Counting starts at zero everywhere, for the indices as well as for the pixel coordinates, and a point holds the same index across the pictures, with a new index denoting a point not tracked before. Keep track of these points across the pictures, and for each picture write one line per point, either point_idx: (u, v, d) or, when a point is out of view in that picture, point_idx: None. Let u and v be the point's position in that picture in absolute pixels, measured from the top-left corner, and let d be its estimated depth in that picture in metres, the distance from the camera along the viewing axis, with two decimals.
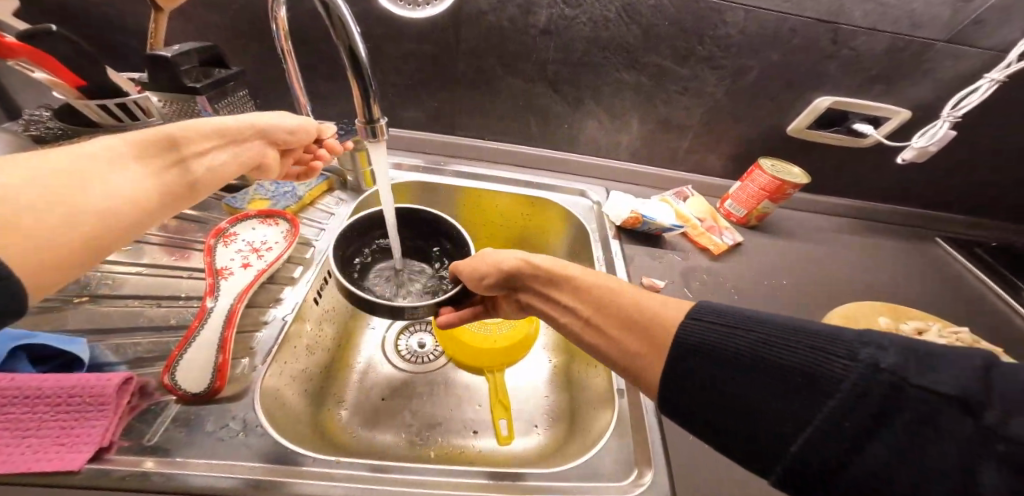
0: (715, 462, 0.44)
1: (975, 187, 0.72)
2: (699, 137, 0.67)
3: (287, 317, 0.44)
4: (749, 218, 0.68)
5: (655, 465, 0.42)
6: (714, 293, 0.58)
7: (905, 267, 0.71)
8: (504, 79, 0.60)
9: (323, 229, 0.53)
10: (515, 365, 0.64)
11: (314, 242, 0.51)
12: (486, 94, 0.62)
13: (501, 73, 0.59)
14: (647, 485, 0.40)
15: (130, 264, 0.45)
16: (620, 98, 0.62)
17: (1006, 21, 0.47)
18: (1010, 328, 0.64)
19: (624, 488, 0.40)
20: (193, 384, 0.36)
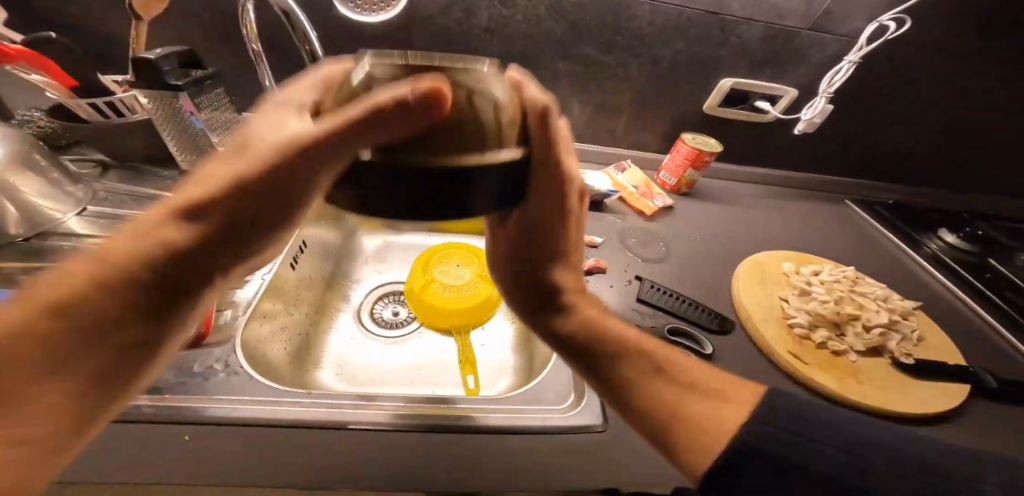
0: None
1: (868, 153, 0.84)
2: (633, 118, 0.76)
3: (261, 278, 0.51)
4: (679, 186, 0.78)
5: (590, 391, 0.46)
6: (647, 247, 0.67)
7: (816, 221, 0.82)
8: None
9: None
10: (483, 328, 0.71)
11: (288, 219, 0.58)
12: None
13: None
14: (583, 406, 0.44)
15: None
16: (560, 85, 0.71)
17: (850, 12, 0.59)
18: (899, 268, 0.76)
19: (560, 411, 0.44)
20: (189, 328, 0.45)
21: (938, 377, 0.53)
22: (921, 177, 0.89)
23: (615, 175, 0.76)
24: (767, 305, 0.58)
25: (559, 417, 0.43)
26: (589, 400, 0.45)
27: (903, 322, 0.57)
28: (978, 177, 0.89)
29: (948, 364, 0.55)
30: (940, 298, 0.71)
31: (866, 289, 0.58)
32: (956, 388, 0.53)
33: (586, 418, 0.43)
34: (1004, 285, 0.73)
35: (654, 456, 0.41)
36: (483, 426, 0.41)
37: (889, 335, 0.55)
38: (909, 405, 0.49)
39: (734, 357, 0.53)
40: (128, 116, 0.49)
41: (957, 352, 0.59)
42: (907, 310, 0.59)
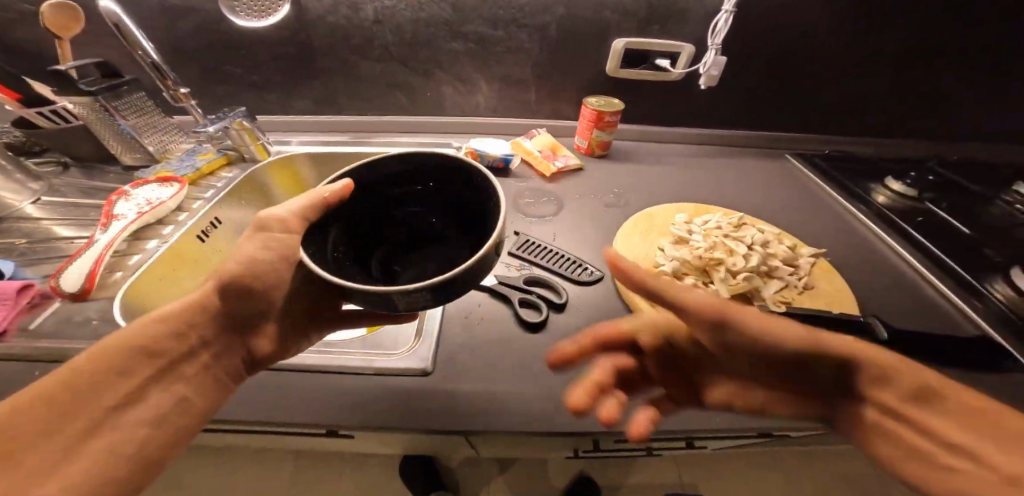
0: None
1: (804, 102, 0.79)
2: (540, 88, 0.78)
3: (163, 247, 0.55)
4: (592, 148, 0.77)
5: (427, 337, 0.47)
6: (540, 205, 0.66)
7: (747, 177, 0.78)
8: (360, 61, 0.74)
9: (215, 189, 0.66)
10: None
11: (203, 197, 0.64)
12: (351, 77, 0.76)
13: (355, 59, 0.73)
14: (411, 352, 0.45)
15: (65, 220, 0.57)
16: (460, 64, 0.74)
17: None
18: (832, 218, 0.71)
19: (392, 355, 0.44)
20: (66, 284, 0.45)
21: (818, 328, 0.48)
22: (872, 125, 0.83)
23: (523, 141, 0.76)
24: (642, 254, 0.56)
25: (387, 360, 0.44)
26: (421, 346, 0.45)
27: (784, 269, 0.53)
28: (935, 119, 0.82)
29: (835, 315, 0.49)
30: (870, 246, 0.66)
31: (745, 234, 0.56)
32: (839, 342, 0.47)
33: (415, 361, 0.44)
34: (939, 228, 0.67)
35: (470, 392, 0.42)
36: (306, 365, 0.42)
37: (764, 282, 0.52)
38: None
39: (598, 305, 0.52)
40: (70, 122, 0.60)
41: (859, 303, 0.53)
42: (793, 259, 0.55)
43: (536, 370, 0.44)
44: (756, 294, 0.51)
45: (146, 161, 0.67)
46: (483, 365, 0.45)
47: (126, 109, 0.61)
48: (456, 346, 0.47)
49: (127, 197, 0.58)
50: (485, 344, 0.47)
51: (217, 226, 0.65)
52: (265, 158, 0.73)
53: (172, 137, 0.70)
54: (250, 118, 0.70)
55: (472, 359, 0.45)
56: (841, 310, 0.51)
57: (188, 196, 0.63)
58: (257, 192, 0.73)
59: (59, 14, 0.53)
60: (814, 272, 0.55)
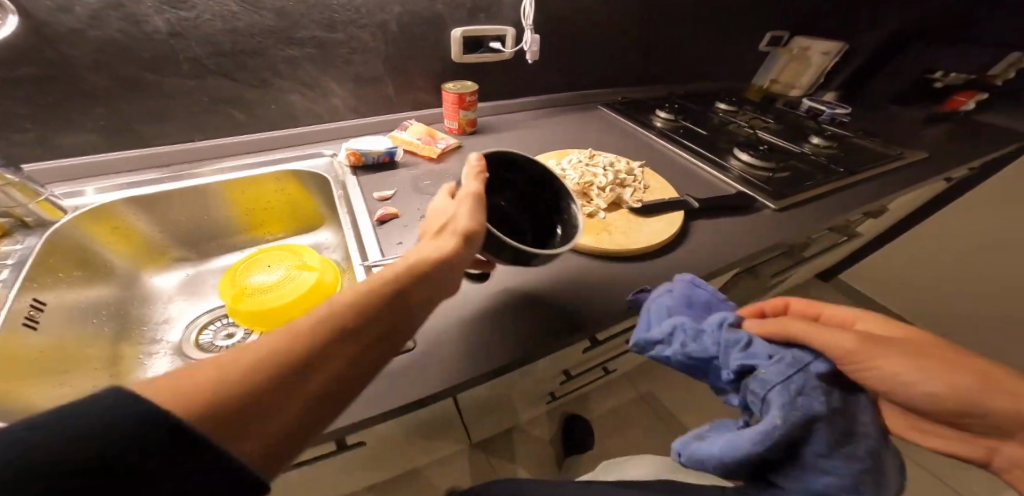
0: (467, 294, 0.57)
1: (598, 61, 1.04)
2: (396, 83, 0.81)
3: None
4: (462, 127, 0.86)
5: None
6: (437, 182, 0.72)
7: (584, 127, 1.00)
8: (167, 80, 0.63)
9: (8, 266, 0.51)
10: None
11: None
12: (160, 101, 0.64)
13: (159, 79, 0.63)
14: (391, 337, 0.48)
15: None
16: (303, 70, 0.71)
17: None
18: (636, 141, 0.98)
19: None
20: None
21: (662, 210, 0.68)
22: (643, 76, 1.15)
23: (398, 134, 0.79)
24: None
25: None
26: None
27: (628, 179, 0.73)
28: (676, 65, 1.18)
29: (667, 199, 0.70)
30: (667, 155, 0.93)
31: (595, 162, 0.74)
32: (675, 216, 0.68)
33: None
34: (691, 133, 1.00)
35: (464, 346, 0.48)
36: None
37: (621, 189, 0.70)
38: (642, 235, 0.62)
39: None
40: None
41: (673, 190, 0.76)
42: (632, 173, 0.76)
43: (501, 304, 0.53)
44: (618, 201, 0.69)
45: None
46: (459, 325, 0.49)
47: None
48: (426, 321, 0.50)
49: None
50: (446, 303, 0.52)
51: (42, 308, 0.53)
52: (61, 216, 0.57)
53: None
54: (15, 170, 0.54)
55: (447, 325, 0.49)
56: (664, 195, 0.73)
57: None
58: (79, 256, 0.60)
59: None
60: (643, 176, 0.77)
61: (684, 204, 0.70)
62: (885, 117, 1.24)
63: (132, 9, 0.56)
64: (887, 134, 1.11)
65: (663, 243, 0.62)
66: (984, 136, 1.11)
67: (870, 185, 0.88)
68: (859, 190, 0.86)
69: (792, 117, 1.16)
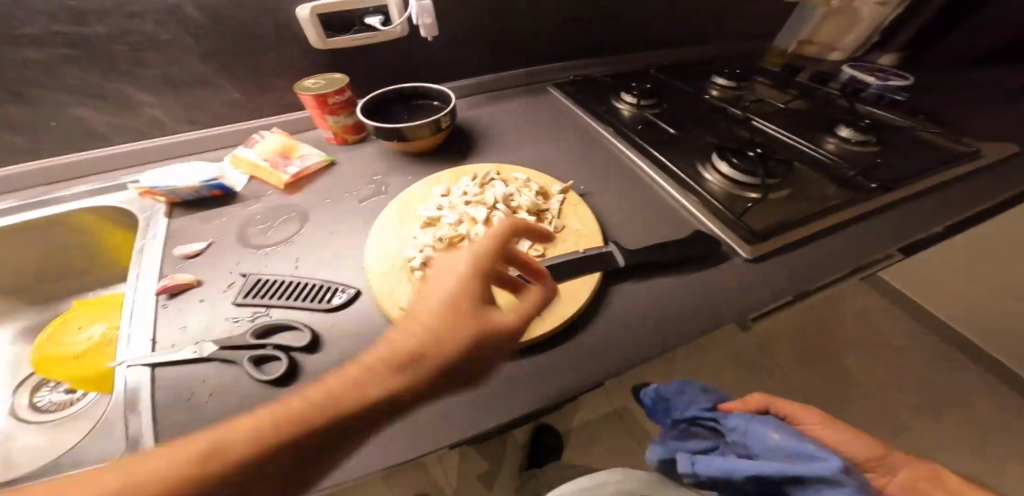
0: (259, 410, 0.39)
1: (535, 26, 0.77)
2: (236, 83, 0.61)
3: None
4: (340, 136, 0.66)
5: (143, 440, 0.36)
6: (273, 225, 0.55)
7: (520, 118, 0.76)
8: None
9: None
10: None
11: None
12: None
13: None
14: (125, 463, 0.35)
15: None
16: (75, 79, 0.53)
17: None
18: (582, 141, 0.72)
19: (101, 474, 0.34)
20: None
21: (567, 272, 0.48)
22: (607, 40, 0.87)
23: (241, 154, 0.61)
24: (393, 251, 0.49)
25: None
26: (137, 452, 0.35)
27: (532, 218, 0.52)
28: (653, 22, 0.88)
29: (580, 253, 0.50)
30: (617, 162, 0.68)
31: (489, 192, 0.53)
32: (585, 282, 0.48)
33: None
34: (654, 130, 0.73)
35: None
36: None
37: (515, 240, 0.50)
38: (522, 322, 0.44)
39: (351, 323, 0.45)
40: None
41: (601, 227, 0.55)
42: (542, 207, 0.54)
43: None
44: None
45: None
46: None
47: None
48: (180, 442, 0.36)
49: None
50: (216, 426, 0.38)
51: None
52: None
53: None
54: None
55: None
56: (585, 246, 0.51)
57: None
58: None
59: None
60: (558, 210, 0.55)
61: (603, 262, 0.49)
62: (953, 85, 0.90)
63: None
64: (952, 116, 0.79)
65: (550, 334, 0.43)
66: None
67: (911, 208, 0.61)
68: (890, 218, 0.59)
69: (820, 91, 0.85)
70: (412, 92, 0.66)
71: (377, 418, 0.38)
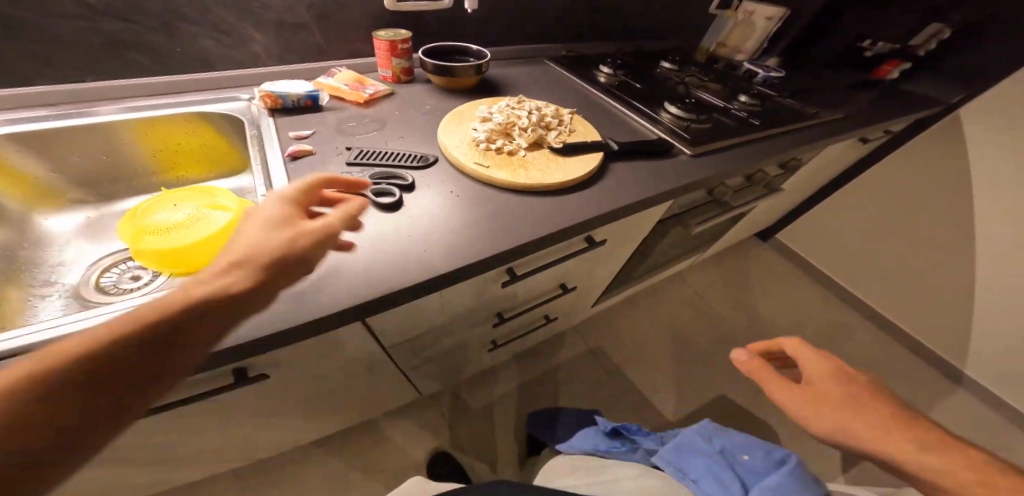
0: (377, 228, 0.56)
1: (537, 14, 1.04)
2: (322, 29, 0.82)
3: None
4: (397, 76, 0.85)
5: None
6: (359, 125, 0.73)
7: (528, 78, 1.01)
8: (63, 22, 0.63)
9: None
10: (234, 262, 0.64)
11: None
12: (55, 46, 0.64)
13: (40, 20, 0.61)
14: None
15: None
16: (212, 13, 0.71)
17: None
18: (573, 94, 0.98)
19: None
20: None
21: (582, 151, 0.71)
22: (585, 32, 1.16)
23: (324, 80, 0.79)
24: (460, 136, 0.70)
25: None
26: None
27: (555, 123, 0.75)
28: (617, 22, 1.20)
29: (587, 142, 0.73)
30: (600, 107, 0.95)
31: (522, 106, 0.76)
32: (591, 157, 0.71)
33: None
34: (627, 90, 1.01)
35: (361, 269, 0.50)
36: None
37: (545, 133, 0.72)
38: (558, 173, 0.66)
39: (434, 180, 0.64)
40: None
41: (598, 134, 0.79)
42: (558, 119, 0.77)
43: (398, 236, 0.55)
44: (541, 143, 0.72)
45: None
46: (358, 250, 0.52)
47: None
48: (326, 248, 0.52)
49: None
50: (350, 235, 0.54)
51: None
52: None
53: None
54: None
55: (345, 251, 0.52)
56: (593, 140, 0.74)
57: None
58: None
59: None
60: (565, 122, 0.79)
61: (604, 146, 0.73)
62: (816, 82, 1.29)
63: None
64: (815, 97, 1.16)
65: (571, 183, 0.65)
66: (900, 101, 1.17)
67: (785, 139, 0.92)
68: (770, 143, 0.90)
69: (732, 78, 1.19)
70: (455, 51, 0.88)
71: (464, 231, 0.57)
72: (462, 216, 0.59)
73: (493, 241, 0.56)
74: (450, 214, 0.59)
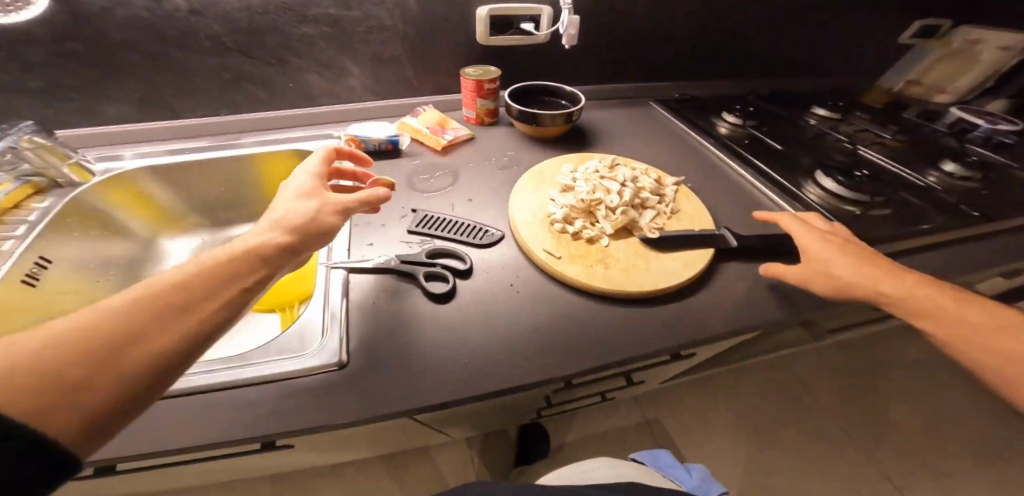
0: (428, 314, 0.48)
1: (657, 44, 0.87)
2: (415, 64, 0.77)
3: None
4: (480, 117, 0.79)
5: (334, 331, 0.45)
6: (433, 179, 0.66)
7: (631, 124, 0.86)
8: (193, 59, 0.65)
9: (29, 223, 0.53)
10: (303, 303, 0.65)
11: (15, 233, 0.52)
12: (185, 78, 0.66)
13: (178, 54, 0.64)
14: (321, 348, 0.43)
15: None
16: (317, 48, 0.69)
17: None
18: (683, 148, 0.80)
19: (301, 356, 0.43)
20: None
21: (684, 243, 0.56)
22: (715, 63, 0.96)
23: (408, 121, 0.75)
24: (535, 207, 0.59)
25: (296, 362, 0.42)
26: (329, 340, 0.44)
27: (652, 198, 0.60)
28: (761, 53, 0.97)
29: (694, 232, 0.57)
30: (718, 169, 0.76)
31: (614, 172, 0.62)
32: (700, 255, 0.55)
33: (328, 355, 0.43)
34: (762, 147, 0.80)
35: (394, 371, 0.42)
36: (212, 385, 0.39)
37: (639, 213, 0.58)
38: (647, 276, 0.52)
39: (499, 264, 0.55)
40: None
41: (710, 215, 0.62)
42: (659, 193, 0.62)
43: (447, 332, 0.46)
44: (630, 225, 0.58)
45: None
46: (399, 344, 0.45)
47: None
48: (366, 335, 0.45)
49: None
50: (395, 324, 0.47)
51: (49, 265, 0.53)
52: (88, 179, 0.60)
53: None
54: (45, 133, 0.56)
55: (383, 346, 0.44)
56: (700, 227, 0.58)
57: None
58: (96, 220, 0.61)
59: None
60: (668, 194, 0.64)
61: (716, 238, 0.57)
62: None
63: None
64: None
65: (667, 289, 0.51)
66: None
67: None
68: (1003, 244, 0.62)
69: (927, 132, 0.88)
70: (546, 91, 0.77)
71: (526, 338, 0.46)
72: (530, 318, 0.48)
73: (560, 357, 0.44)
74: (510, 314, 0.49)
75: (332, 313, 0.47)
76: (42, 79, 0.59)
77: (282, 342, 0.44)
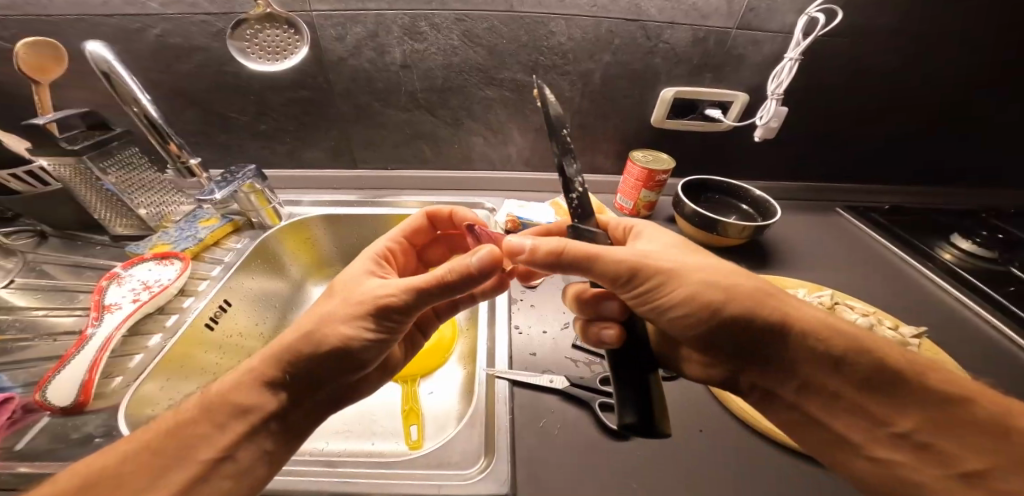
0: (605, 452, 0.40)
1: (852, 136, 0.74)
2: (579, 140, 0.72)
3: (168, 343, 0.44)
4: (638, 208, 0.70)
5: (499, 451, 0.39)
6: None
7: (813, 235, 0.73)
8: (383, 112, 0.64)
9: (224, 264, 0.54)
10: (430, 378, 0.58)
11: (211, 275, 0.52)
12: (371, 127, 0.66)
13: (371, 105, 0.63)
14: (488, 471, 0.37)
15: (65, 309, 0.47)
16: (492, 113, 0.67)
17: (778, 7, 0.57)
18: (904, 284, 0.64)
19: (464, 477, 0.37)
20: (59, 398, 0.37)
21: None
22: (914, 163, 0.80)
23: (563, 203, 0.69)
24: None
25: (460, 484, 0.36)
26: (496, 462, 0.38)
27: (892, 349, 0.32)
28: (981, 156, 0.79)
29: None
30: (962, 318, 0.58)
31: (676, 295, 0.33)
32: None
33: (493, 484, 0.36)
34: None
35: None
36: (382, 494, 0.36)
37: None
38: None
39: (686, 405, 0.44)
40: (51, 185, 0.49)
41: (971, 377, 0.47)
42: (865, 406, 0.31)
43: (632, 484, 0.37)
44: None
45: (142, 231, 0.55)
46: (577, 488, 0.37)
47: (143, 192, 0.54)
48: (533, 466, 0.38)
49: (120, 282, 0.48)
50: (566, 455, 0.39)
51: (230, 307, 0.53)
52: (275, 223, 0.60)
53: (168, 198, 0.58)
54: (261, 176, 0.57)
55: (558, 486, 0.37)
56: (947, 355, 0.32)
57: (192, 276, 0.51)
58: (270, 263, 0.60)
59: (29, 53, 0.46)
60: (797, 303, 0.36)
61: None
62: None
63: (381, 40, 0.57)
64: None
65: None
66: None
67: None
68: None
69: None
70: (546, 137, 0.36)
71: None
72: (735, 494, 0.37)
73: None
74: (702, 480, 0.38)
75: (494, 428, 0.41)
76: (258, 118, 0.63)
77: (445, 452, 0.39)
